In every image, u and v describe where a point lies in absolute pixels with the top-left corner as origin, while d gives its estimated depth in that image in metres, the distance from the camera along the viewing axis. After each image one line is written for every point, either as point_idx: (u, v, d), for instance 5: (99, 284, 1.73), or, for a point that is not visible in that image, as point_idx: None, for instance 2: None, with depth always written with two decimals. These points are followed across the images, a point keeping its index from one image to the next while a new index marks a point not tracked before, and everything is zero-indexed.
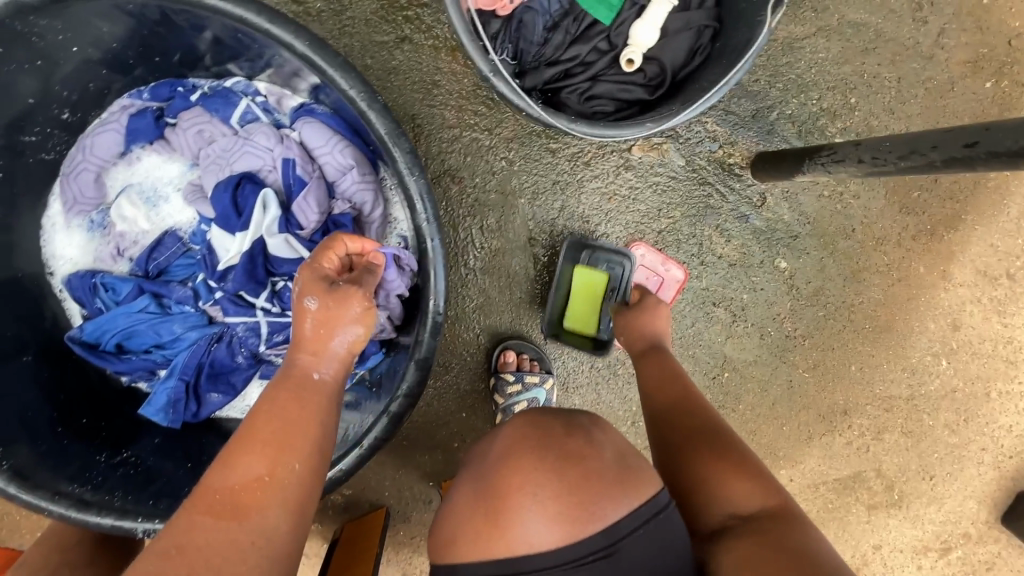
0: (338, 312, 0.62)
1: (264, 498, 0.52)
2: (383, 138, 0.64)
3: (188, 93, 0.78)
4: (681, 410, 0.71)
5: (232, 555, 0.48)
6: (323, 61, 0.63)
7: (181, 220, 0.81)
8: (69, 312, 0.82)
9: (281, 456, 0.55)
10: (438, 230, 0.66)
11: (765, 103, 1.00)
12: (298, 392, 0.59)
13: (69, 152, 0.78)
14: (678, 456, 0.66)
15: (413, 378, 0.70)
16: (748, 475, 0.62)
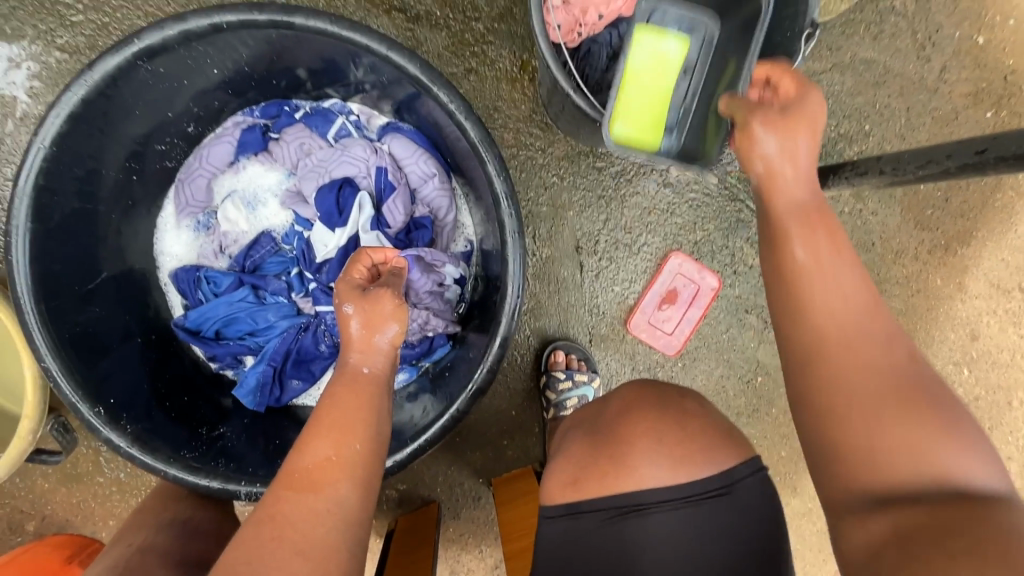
0: (377, 311, 0.63)
1: (332, 476, 0.55)
2: (476, 144, 0.75)
3: (292, 112, 0.91)
4: (852, 338, 0.52)
5: (313, 522, 0.52)
6: (429, 80, 0.74)
7: (276, 222, 0.91)
8: (170, 304, 0.91)
9: (344, 442, 0.57)
10: (519, 225, 0.76)
11: None
12: (353, 385, 0.61)
13: (185, 161, 0.89)
14: (838, 411, 0.51)
15: (494, 358, 0.78)
16: (951, 443, 0.48)
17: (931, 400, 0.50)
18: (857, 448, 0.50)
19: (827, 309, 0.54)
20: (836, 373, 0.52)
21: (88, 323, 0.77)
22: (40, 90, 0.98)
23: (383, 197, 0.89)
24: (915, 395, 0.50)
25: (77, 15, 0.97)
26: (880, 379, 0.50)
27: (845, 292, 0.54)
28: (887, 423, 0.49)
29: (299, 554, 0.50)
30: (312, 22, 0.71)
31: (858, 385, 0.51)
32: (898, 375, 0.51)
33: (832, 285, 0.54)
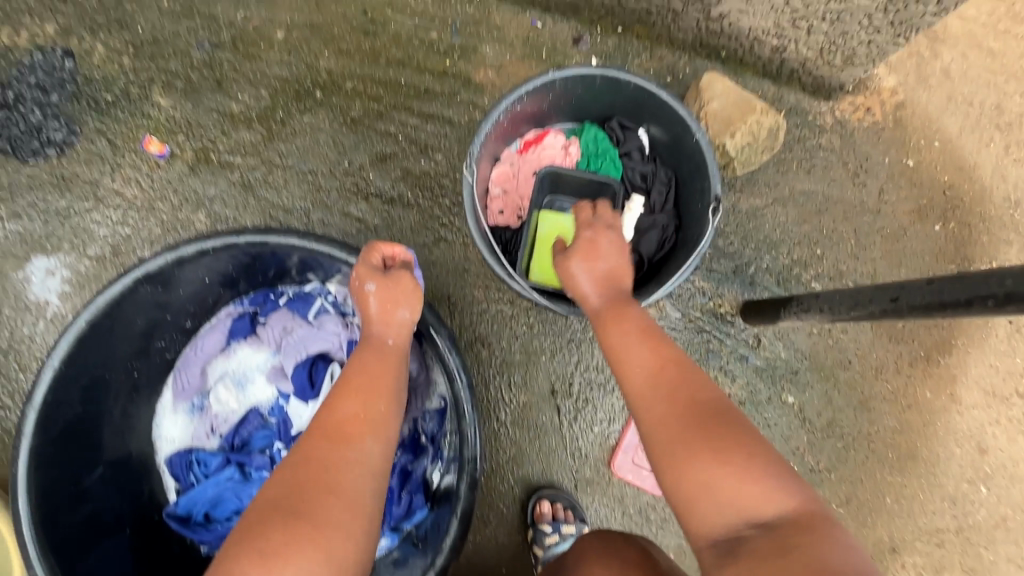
0: (398, 287, 0.81)
1: (361, 429, 0.67)
2: (429, 324, 0.87)
3: (278, 298, 1.02)
4: (669, 394, 0.63)
5: (344, 466, 0.63)
6: None
7: (262, 398, 0.99)
8: (165, 487, 0.97)
9: (371, 401, 0.70)
10: (471, 395, 0.85)
11: (742, 260, 1.18)
12: (381, 354, 0.77)
13: (182, 351, 0.99)
14: (664, 459, 0.59)
15: (455, 533, 0.82)
16: (761, 477, 0.56)
17: (741, 435, 0.58)
18: (684, 488, 0.58)
19: (645, 374, 0.66)
20: (658, 429, 0.61)
21: (82, 520, 0.83)
22: (69, 293, 1.13)
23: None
24: (727, 432, 0.58)
25: (105, 229, 1.15)
26: (695, 422, 0.60)
27: (657, 352, 0.67)
28: (704, 460, 0.57)
29: (336, 491, 0.61)
30: (286, 239, 0.86)
31: (677, 432, 0.60)
32: (711, 412, 0.60)
33: (648, 357, 0.67)
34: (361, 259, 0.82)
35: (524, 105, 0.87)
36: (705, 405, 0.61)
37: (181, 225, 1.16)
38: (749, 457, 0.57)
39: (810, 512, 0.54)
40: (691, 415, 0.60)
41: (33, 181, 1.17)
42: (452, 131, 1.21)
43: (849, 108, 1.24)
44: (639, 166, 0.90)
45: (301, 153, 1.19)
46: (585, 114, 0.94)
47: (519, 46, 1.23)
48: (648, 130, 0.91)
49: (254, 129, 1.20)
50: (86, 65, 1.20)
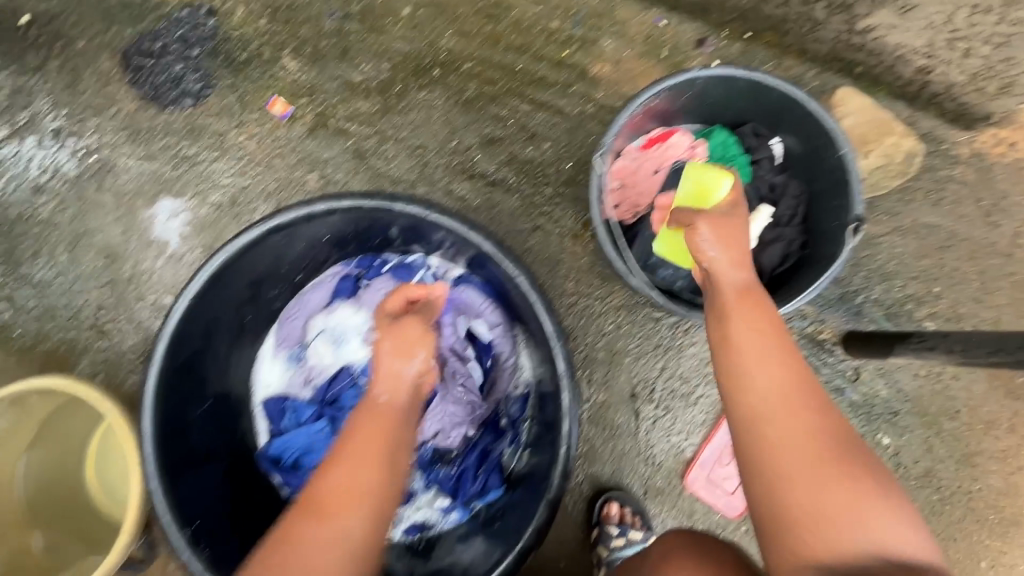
0: (410, 339, 0.74)
1: (343, 507, 0.62)
2: (538, 309, 0.84)
3: (381, 264, 1.05)
4: (798, 404, 0.63)
5: (322, 552, 0.60)
6: (504, 258, 0.86)
7: (356, 357, 1.03)
8: (256, 429, 1.02)
9: (360, 471, 0.64)
10: (572, 384, 0.83)
11: (851, 288, 1.12)
12: (378, 415, 0.69)
13: (288, 303, 1.04)
14: (789, 456, 0.60)
15: (542, 517, 0.80)
16: (885, 509, 0.58)
17: (860, 459, 0.61)
18: (803, 482, 0.59)
19: (768, 373, 0.65)
20: (783, 439, 0.61)
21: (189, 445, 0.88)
22: (189, 234, 1.21)
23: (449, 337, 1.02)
24: (851, 457, 0.61)
25: (226, 180, 1.22)
26: (823, 439, 0.61)
27: (784, 354, 0.67)
28: (836, 481, 0.59)
29: None
30: (411, 207, 0.85)
31: (808, 445, 0.60)
32: (837, 433, 0.62)
33: (772, 358, 0.66)
34: (381, 307, 0.83)
35: (659, 101, 0.86)
36: (828, 423, 0.63)
37: (294, 184, 1.21)
38: (872, 487, 0.60)
39: (922, 540, 0.58)
40: (811, 417, 0.62)
41: (168, 127, 1.25)
42: (563, 121, 1.20)
43: (990, 141, 1.14)
44: (768, 177, 0.88)
45: (414, 127, 1.22)
46: (715, 117, 0.92)
47: (640, 42, 1.21)
48: (782, 140, 0.87)
49: (372, 99, 1.23)
50: (227, 24, 1.27)
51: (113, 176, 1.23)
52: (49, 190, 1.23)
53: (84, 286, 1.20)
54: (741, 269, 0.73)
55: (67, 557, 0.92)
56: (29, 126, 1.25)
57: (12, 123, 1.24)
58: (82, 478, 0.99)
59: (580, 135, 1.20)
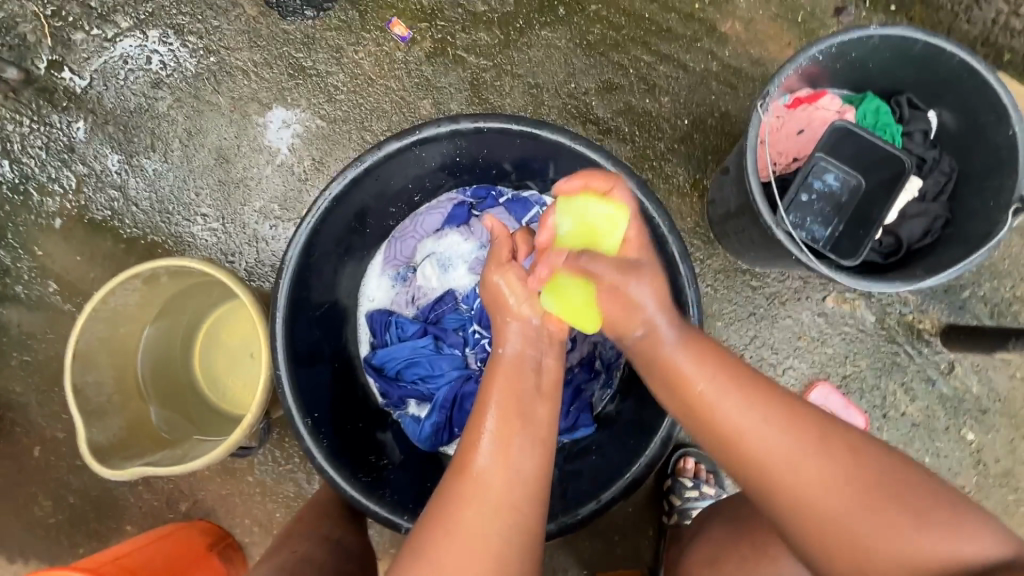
0: (522, 285, 0.82)
1: (486, 459, 0.70)
2: (672, 257, 0.82)
3: (497, 196, 1.06)
4: (812, 471, 0.64)
5: (469, 503, 0.67)
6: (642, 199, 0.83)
7: (461, 283, 1.05)
8: (358, 339, 1.06)
9: (504, 427, 0.72)
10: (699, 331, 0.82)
11: (959, 282, 1.10)
12: (508, 368, 0.77)
13: (402, 222, 1.06)
14: (797, 495, 0.65)
15: (652, 453, 0.83)
16: (934, 524, 0.61)
17: (873, 465, 0.65)
18: (821, 519, 0.63)
19: (771, 462, 0.66)
20: (820, 506, 0.64)
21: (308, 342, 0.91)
22: (299, 146, 1.22)
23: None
24: (873, 479, 0.63)
25: (340, 96, 1.22)
26: (850, 492, 0.63)
27: (780, 417, 0.68)
28: (878, 530, 0.61)
29: (461, 530, 0.65)
30: (556, 136, 0.85)
31: (841, 511, 0.63)
32: (850, 470, 0.64)
33: (760, 415, 0.68)
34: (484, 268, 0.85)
35: (822, 59, 0.83)
36: (840, 453, 0.65)
37: (407, 108, 1.21)
38: (907, 504, 0.62)
39: (970, 523, 0.62)
40: (806, 442, 0.66)
41: (287, 36, 1.25)
42: (685, 77, 1.18)
43: None
44: (918, 150, 0.85)
45: (533, 65, 1.20)
46: (869, 84, 0.89)
47: (776, 3, 1.16)
48: (939, 114, 0.85)
49: (493, 31, 1.21)
50: None
51: (230, 79, 1.25)
52: (167, 86, 1.25)
53: (195, 185, 1.23)
54: (664, 318, 0.75)
55: (178, 429, 1.00)
56: (151, 18, 1.25)
57: (136, 14, 1.25)
58: (191, 361, 1.06)
59: (701, 93, 1.18)
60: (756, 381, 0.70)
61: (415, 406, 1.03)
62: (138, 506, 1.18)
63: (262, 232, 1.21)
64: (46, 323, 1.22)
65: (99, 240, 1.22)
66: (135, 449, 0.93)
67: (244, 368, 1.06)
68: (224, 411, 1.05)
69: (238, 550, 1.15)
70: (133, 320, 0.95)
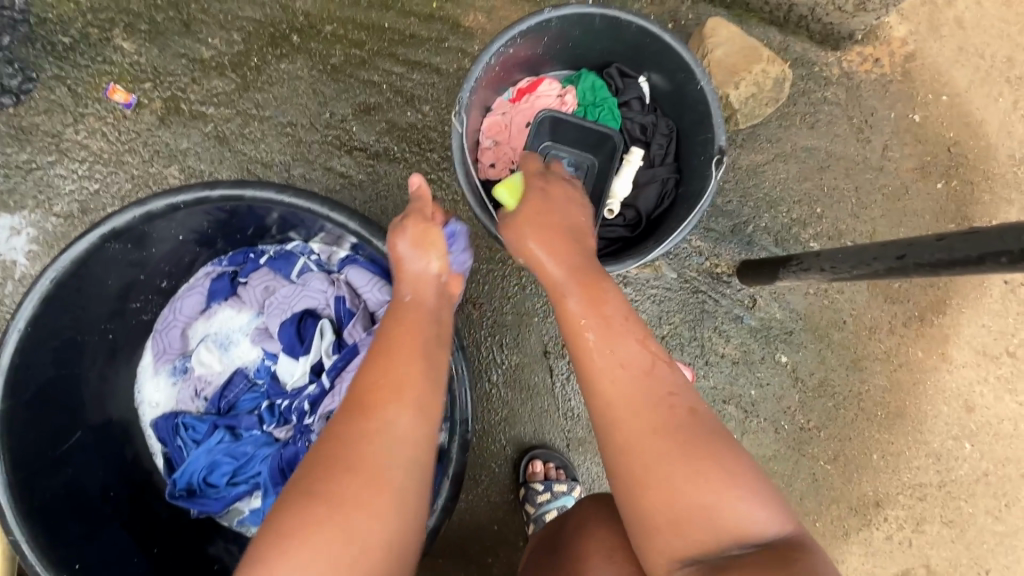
0: (436, 239, 0.74)
1: (385, 397, 0.60)
2: None
3: (258, 257, 0.97)
4: (648, 417, 0.60)
5: (365, 442, 0.57)
6: (373, 236, 0.82)
7: (247, 359, 0.96)
8: (151, 449, 0.95)
9: (407, 361, 0.63)
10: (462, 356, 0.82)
11: (741, 219, 1.15)
12: (410, 313, 0.69)
13: (161, 313, 0.96)
14: (637, 454, 0.59)
15: (448, 492, 0.79)
16: (744, 493, 0.58)
17: (713, 443, 0.60)
18: (652, 480, 0.59)
19: (620, 395, 0.62)
20: (650, 467, 0.59)
21: (58, 485, 0.80)
22: (38, 251, 1.07)
23: (345, 323, 0.94)
24: (705, 451, 0.59)
25: (71, 185, 1.08)
26: (674, 438, 0.59)
27: (638, 364, 0.63)
28: (688, 484, 0.57)
29: (356, 470, 0.56)
30: (263, 192, 0.80)
31: (661, 453, 0.59)
32: (689, 426, 0.60)
33: (620, 362, 0.63)
34: (398, 220, 0.76)
35: (517, 49, 0.80)
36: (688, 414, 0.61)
37: (153, 179, 1.09)
38: (727, 471, 0.58)
39: (773, 501, 0.58)
40: (655, 401, 0.61)
41: None
42: (441, 81, 1.13)
43: (856, 59, 1.18)
44: (638, 117, 0.86)
45: (279, 103, 1.11)
46: (582, 61, 0.89)
47: None
48: (648, 78, 0.86)
49: (227, 77, 1.11)
50: (38, 4, 1.10)
51: None
52: None
53: None
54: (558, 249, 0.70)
55: None
56: None
57: None
58: None
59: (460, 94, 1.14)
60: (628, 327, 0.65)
61: (244, 502, 0.93)
62: None
63: None
64: None
65: None
66: None
67: None
68: None
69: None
70: None
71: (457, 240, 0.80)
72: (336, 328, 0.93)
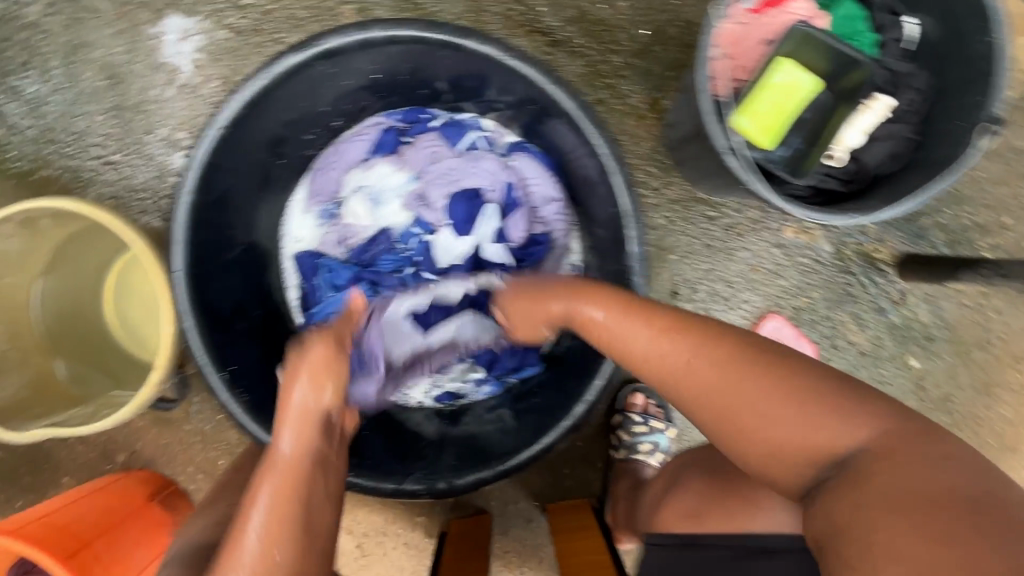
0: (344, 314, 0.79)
1: (289, 429, 0.63)
2: (615, 186, 0.76)
3: (429, 120, 0.94)
4: (715, 380, 0.60)
5: (266, 476, 0.58)
6: (587, 122, 0.74)
7: (395, 221, 0.96)
8: (285, 283, 0.96)
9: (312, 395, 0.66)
10: (642, 271, 0.77)
11: (920, 209, 1.06)
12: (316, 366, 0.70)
13: (324, 151, 0.93)
14: (731, 416, 0.58)
15: (592, 395, 0.79)
16: (835, 410, 0.55)
17: (790, 374, 0.58)
18: (746, 432, 0.58)
19: (685, 368, 0.62)
20: (743, 426, 0.58)
21: (220, 291, 0.82)
22: (203, 62, 1.05)
23: (510, 212, 0.93)
24: (792, 385, 0.57)
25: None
26: (753, 385, 0.57)
27: (677, 329, 0.64)
28: (780, 423, 0.56)
29: (255, 496, 0.57)
30: (487, 48, 0.73)
31: (744, 407, 0.57)
32: (755, 362, 0.59)
33: (669, 336, 0.63)
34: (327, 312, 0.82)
35: None
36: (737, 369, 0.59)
37: (325, 15, 1.05)
38: (817, 398, 0.56)
39: (885, 411, 0.54)
40: (721, 359, 0.60)
41: None
42: None
43: None
44: (892, 63, 0.76)
45: None
46: None
47: None
48: (919, 21, 0.75)
49: None
50: None
51: None
52: None
53: (85, 109, 1.06)
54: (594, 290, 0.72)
55: (94, 383, 0.92)
56: None
57: None
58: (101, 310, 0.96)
59: None
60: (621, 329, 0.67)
61: None
62: (73, 459, 1.13)
63: (172, 164, 1.06)
64: None
65: None
66: (41, 409, 0.85)
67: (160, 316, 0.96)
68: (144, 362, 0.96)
69: (183, 497, 1.11)
70: (16, 269, 0.85)
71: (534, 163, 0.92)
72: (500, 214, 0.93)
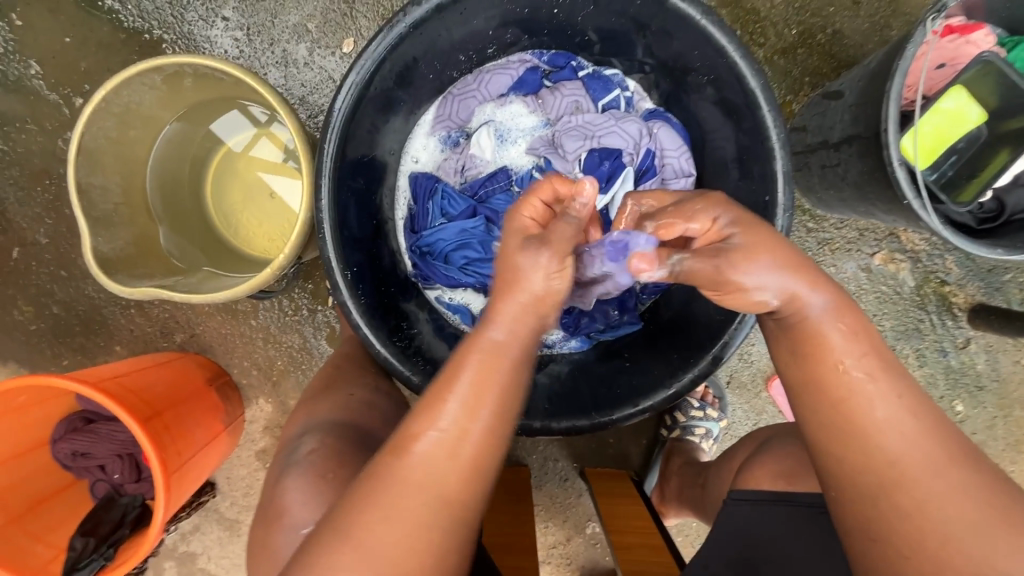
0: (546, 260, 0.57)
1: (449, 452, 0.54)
2: (777, 173, 0.72)
3: (575, 69, 0.95)
4: (896, 426, 0.52)
5: (404, 496, 0.52)
6: (763, 101, 0.72)
7: (518, 162, 0.95)
8: (395, 200, 0.96)
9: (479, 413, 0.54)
10: None
11: (1005, 264, 1.09)
12: (490, 361, 0.56)
13: (465, 77, 0.94)
14: (901, 479, 0.51)
15: (701, 368, 0.77)
16: (961, 482, 0.51)
17: (943, 441, 0.53)
18: (889, 486, 0.51)
19: (867, 397, 0.53)
20: (905, 480, 0.51)
21: (355, 190, 0.82)
22: None
23: (643, 179, 0.91)
24: (949, 450, 0.52)
25: None
26: (927, 446, 0.52)
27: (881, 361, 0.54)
28: (941, 488, 0.50)
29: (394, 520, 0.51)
30: (686, 7, 0.72)
31: (917, 464, 0.51)
32: (928, 423, 0.53)
33: (867, 368, 0.54)
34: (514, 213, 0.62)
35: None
36: (905, 399, 0.54)
37: None
38: (950, 469, 0.51)
39: (958, 478, 0.51)
40: (900, 408, 0.53)
41: None
42: None
43: None
44: None
45: None
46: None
47: None
48: None
49: None
50: None
51: None
52: None
53: None
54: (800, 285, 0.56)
55: (190, 256, 0.91)
56: None
57: None
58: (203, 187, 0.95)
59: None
60: (828, 334, 0.55)
61: (470, 294, 0.95)
62: (129, 329, 1.13)
63: (294, 55, 1.03)
64: (27, 110, 1.08)
65: (93, 23, 1.04)
66: (144, 268, 0.84)
67: (258, 207, 0.95)
68: (234, 244, 0.96)
69: (235, 390, 1.12)
70: (144, 124, 0.84)
71: (671, 132, 0.91)
72: (636, 178, 0.91)
